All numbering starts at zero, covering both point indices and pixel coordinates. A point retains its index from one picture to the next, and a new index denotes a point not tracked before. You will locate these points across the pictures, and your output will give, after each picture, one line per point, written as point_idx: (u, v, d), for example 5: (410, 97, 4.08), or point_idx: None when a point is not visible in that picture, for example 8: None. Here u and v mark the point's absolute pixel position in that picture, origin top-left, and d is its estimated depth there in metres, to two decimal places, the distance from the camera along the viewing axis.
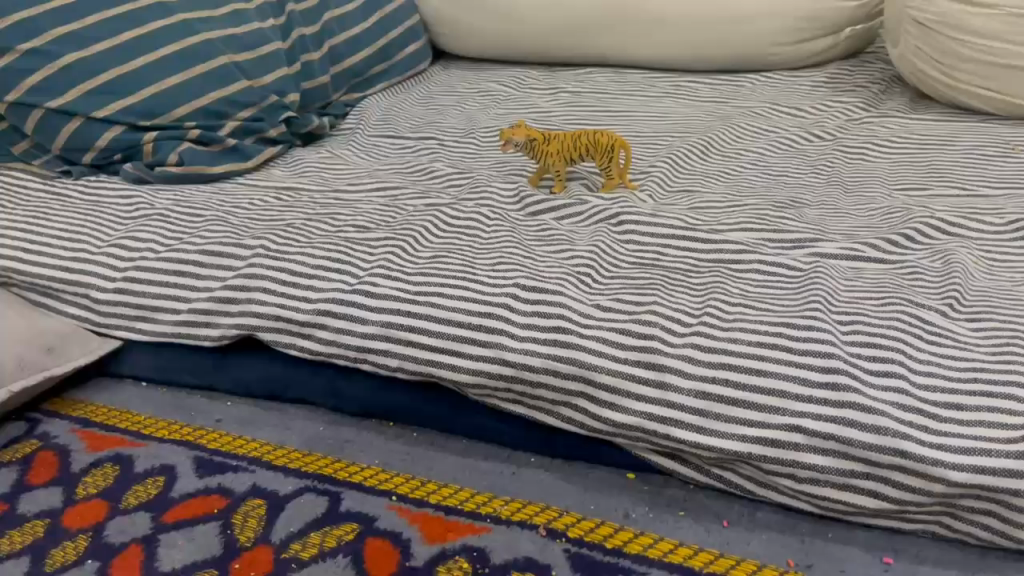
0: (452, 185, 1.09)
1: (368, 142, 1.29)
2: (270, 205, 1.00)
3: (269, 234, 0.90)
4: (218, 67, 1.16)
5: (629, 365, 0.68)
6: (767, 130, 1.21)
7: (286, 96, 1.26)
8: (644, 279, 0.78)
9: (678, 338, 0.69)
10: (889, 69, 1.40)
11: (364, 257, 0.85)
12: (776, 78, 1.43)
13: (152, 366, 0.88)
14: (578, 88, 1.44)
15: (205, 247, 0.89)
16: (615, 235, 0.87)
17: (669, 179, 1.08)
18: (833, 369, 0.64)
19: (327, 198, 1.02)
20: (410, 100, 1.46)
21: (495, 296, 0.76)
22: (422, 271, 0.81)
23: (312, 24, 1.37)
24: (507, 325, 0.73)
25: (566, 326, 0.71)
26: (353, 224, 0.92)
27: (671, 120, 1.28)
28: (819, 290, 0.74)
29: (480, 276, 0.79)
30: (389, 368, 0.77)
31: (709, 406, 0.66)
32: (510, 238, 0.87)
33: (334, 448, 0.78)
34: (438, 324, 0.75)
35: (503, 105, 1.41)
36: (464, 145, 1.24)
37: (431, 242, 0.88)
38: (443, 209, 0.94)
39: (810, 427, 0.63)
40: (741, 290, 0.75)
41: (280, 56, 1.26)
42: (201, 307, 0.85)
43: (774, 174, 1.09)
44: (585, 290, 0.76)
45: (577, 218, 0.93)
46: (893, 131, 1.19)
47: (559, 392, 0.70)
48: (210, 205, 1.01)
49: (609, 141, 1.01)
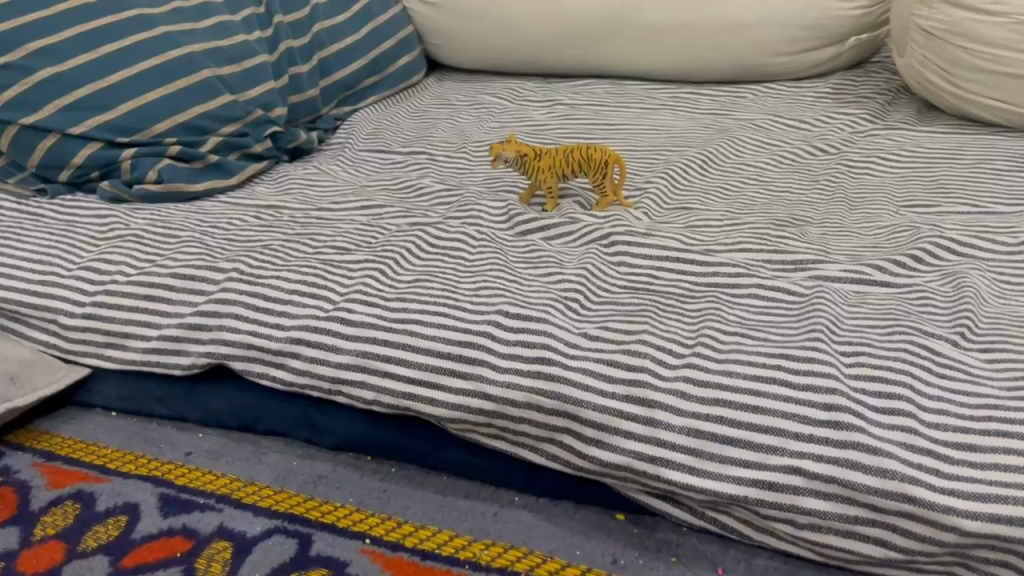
0: (440, 202, 1.05)
1: (357, 157, 1.25)
2: (250, 225, 0.96)
3: (244, 257, 0.86)
4: (200, 82, 1.12)
5: (616, 400, 0.64)
6: (769, 144, 1.17)
7: (272, 110, 1.22)
8: (635, 304, 0.74)
9: (670, 370, 0.65)
10: (896, 79, 1.35)
11: (340, 281, 0.80)
12: (778, 89, 1.39)
13: (122, 395, 0.84)
14: (574, 100, 1.40)
15: (178, 271, 0.85)
16: (606, 257, 0.83)
17: (665, 196, 1.04)
18: (835, 407, 0.60)
19: (309, 217, 0.98)
20: (402, 113, 1.42)
21: (477, 324, 0.71)
22: (401, 295, 0.77)
23: (302, 36, 1.33)
24: (489, 355, 0.69)
25: (550, 356, 0.67)
26: (333, 245, 0.88)
27: (669, 132, 1.24)
28: (821, 317, 0.69)
29: (461, 301, 0.75)
30: (365, 401, 0.73)
31: (701, 446, 0.61)
32: (496, 259, 0.83)
33: (307, 485, 0.74)
34: (416, 355, 0.71)
35: (498, 118, 1.37)
36: (454, 161, 1.20)
37: (413, 264, 0.83)
38: (427, 229, 0.90)
39: (810, 469, 0.58)
40: (738, 318, 0.70)
41: (265, 69, 1.22)
42: (170, 334, 0.81)
43: (776, 190, 1.04)
44: (572, 317, 0.72)
45: (567, 238, 0.89)
46: (901, 144, 1.14)
47: (542, 428, 0.66)
48: (187, 225, 0.97)
49: (602, 157, 0.97)
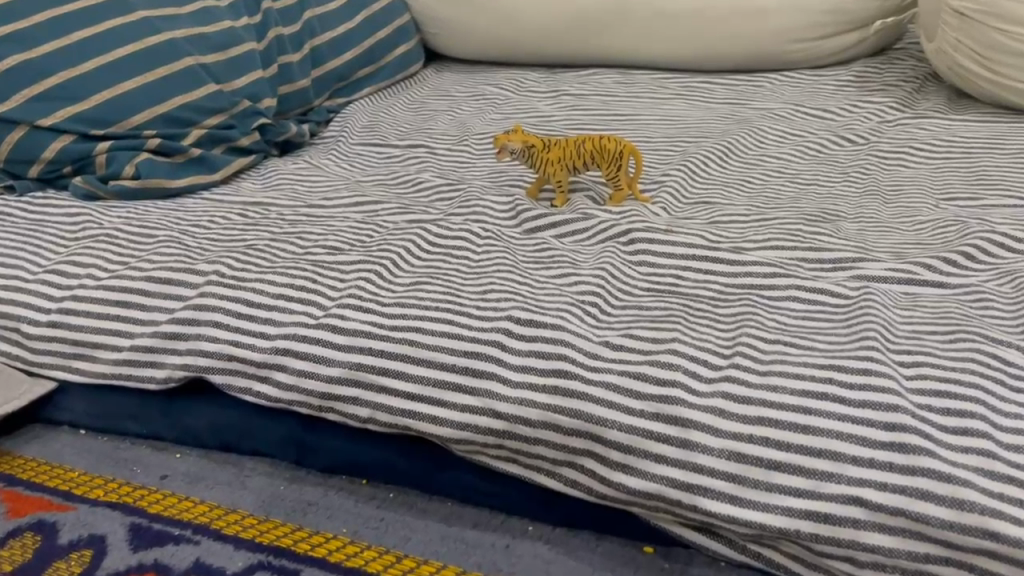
0: (441, 198, 0.97)
1: (351, 151, 1.18)
2: (234, 223, 0.89)
3: (226, 258, 0.78)
4: (181, 70, 1.05)
5: (646, 420, 0.56)
6: (792, 134, 1.09)
7: (260, 101, 1.14)
8: (661, 308, 0.66)
9: (705, 385, 0.57)
10: (923, 66, 1.28)
11: (332, 285, 0.73)
12: (797, 77, 1.31)
13: (91, 411, 0.77)
14: (581, 91, 1.33)
15: (153, 274, 0.77)
16: (626, 256, 0.75)
17: (684, 190, 0.96)
18: (898, 426, 0.52)
19: (298, 215, 0.90)
20: (399, 105, 1.34)
21: (485, 332, 0.63)
22: (400, 300, 0.69)
23: (292, 23, 1.25)
24: (499, 368, 0.61)
25: (568, 369, 0.59)
26: (324, 245, 0.80)
27: (684, 123, 1.16)
28: (874, 321, 0.61)
29: (467, 306, 0.67)
30: (359, 419, 0.65)
31: (744, 472, 0.53)
32: (504, 259, 0.75)
33: (295, 513, 0.66)
34: (416, 368, 0.63)
35: (500, 109, 1.29)
36: (455, 154, 1.12)
37: (412, 265, 0.76)
38: (428, 226, 0.82)
39: (873, 499, 0.50)
40: (778, 324, 0.63)
41: (252, 58, 1.14)
42: (144, 344, 0.73)
43: (803, 183, 0.97)
44: (590, 324, 0.64)
45: (581, 235, 0.81)
46: (934, 133, 1.07)
47: (560, 451, 0.58)
48: (166, 223, 0.89)
49: (617, 149, 0.90)
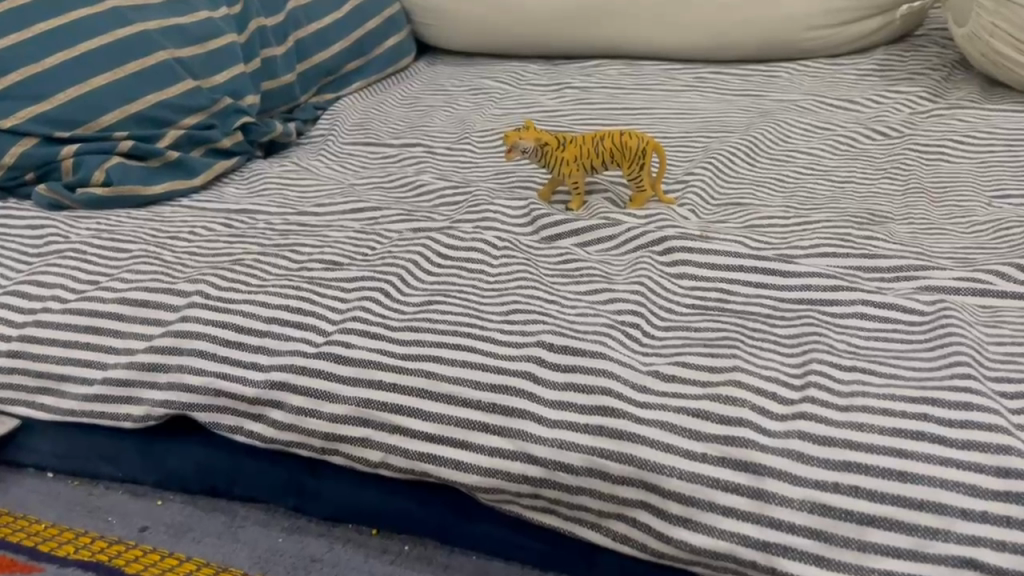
0: (445, 202, 0.88)
1: (343, 151, 1.09)
2: (218, 234, 0.80)
3: (210, 275, 0.69)
4: (155, 66, 0.95)
5: (710, 466, 0.48)
6: (819, 127, 1.01)
7: (242, 98, 1.05)
8: (713, 329, 0.58)
9: (777, 423, 0.49)
10: (948, 53, 1.20)
11: (332, 306, 0.64)
12: (814, 67, 1.24)
13: (60, 453, 0.67)
14: (586, 83, 1.24)
15: (127, 295, 0.68)
16: (663, 267, 0.67)
17: (712, 190, 0.88)
18: (1012, 473, 0.45)
19: (289, 223, 0.81)
20: (391, 101, 1.25)
21: (514, 361, 0.55)
22: (411, 323, 0.60)
23: (275, 14, 1.16)
24: (532, 404, 0.53)
25: (615, 406, 0.51)
26: (320, 258, 0.71)
27: (701, 116, 1.08)
28: (962, 342, 0.54)
29: (490, 329, 0.58)
30: (369, 463, 0.56)
31: (832, 528, 0.45)
32: (526, 273, 0.67)
33: (296, 571, 0.57)
34: (435, 404, 0.55)
35: (501, 104, 1.20)
36: (456, 153, 1.04)
37: (421, 281, 0.67)
38: (437, 234, 0.73)
39: (991, 563, 0.43)
40: (850, 347, 0.55)
41: (232, 51, 1.05)
42: (118, 378, 0.64)
43: (839, 181, 0.89)
44: (634, 350, 0.56)
45: (607, 244, 0.73)
46: (974, 124, 0.99)
47: (608, 501, 0.50)
48: (140, 235, 0.80)
49: (639, 146, 0.83)
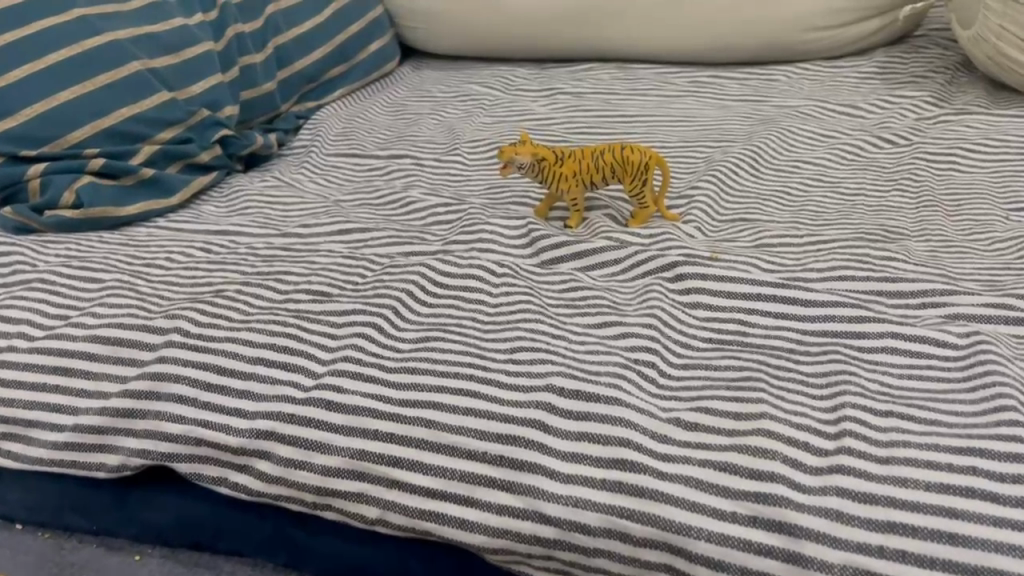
0: (437, 220, 0.84)
1: (327, 163, 1.04)
2: (197, 261, 0.74)
3: (188, 309, 0.64)
4: (128, 77, 0.90)
5: (741, 527, 0.44)
6: (824, 135, 0.98)
7: (220, 110, 1.00)
8: (734, 368, 0.54)
9: (813, 477, 0.45)
10: (950, 54, 1.17)
11: (322, 343, 0.59)
12: (813, 70, 1.20)
13: (27, 505, 0.62)
14: (578, 88, 1.20)
15: (99, 332, 0.63)
16: (675, 297, 0.63)
17: (717, 205, 0.84)
18: None
19: (274, 247, 0.77)
20: (376, 108, 1.20)
21: (521, 408, 0.51)
22: (407, 363, 0.56)
23: (254, 19, 1.11)
24: (543, 457, 0.49)
25: (634, 459, 0.47)
26: (306, 288, 0.67)
27: (700, 124, 1.04)
28: (1005, 381, 0.50)
29: (494, 370, 0.54)
30: (366, 520, 0.52)
31: None
32: (529, 304, 0.63)
33: None
34: (437, 456, 0.50)
35: (491, 111, 1.16)
36: (447, 166, 0.99)
37: (416, 314, 0.63)
38: (432, 259, 0.68)
39: None
40: (884, 388, 0.51)
41: (209, 60, 1.00)
42: (90, 424, 0.59)
43: (848, 194, 0.85)
44: (651, 393, 0.52)
45: (612, 268, 0.69)
46: (983, 131, 0.96)
47: (629, 565, 0.46)
48: (113, 262, 0.75)
49: (642, 161, 0.78)
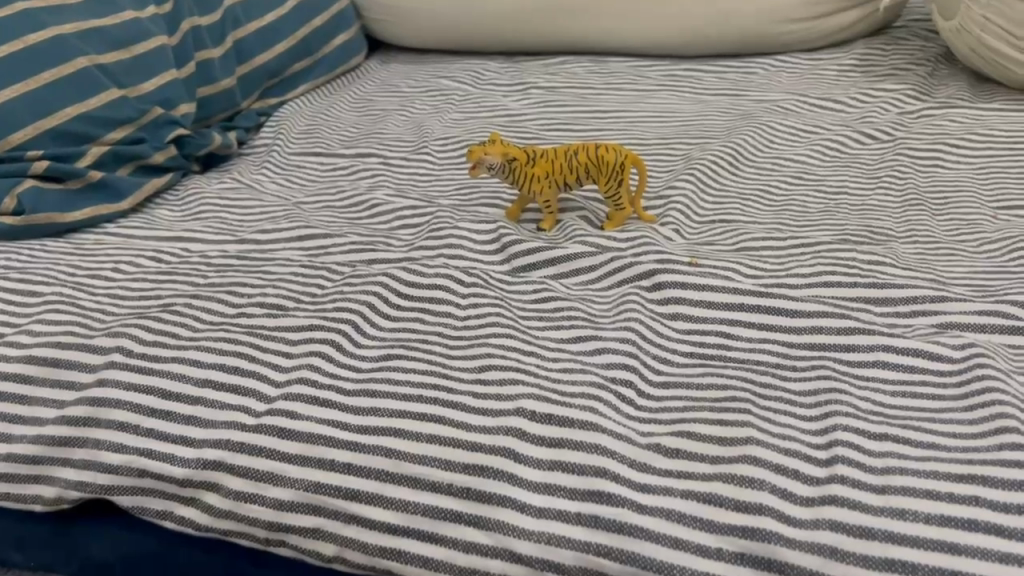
0: (404, 224, 0.80)
1: (290, 163, 1.00)
2: (147, 271, 0.70)
3: (132, 326, 0.59)
4: (75, 74, 0.85)
5: (728, 566, 0.41)
6: (805, 130, 0.94)
7: (174, 108, 0.96)
8: (717, 386, 0.50)
9: (804, 510, 0.42)
10: (930, 46, 1.14)
11: (276, 363, 0.55)
12: (792, 63, 1.17)
13: None
14: (551, 82, 1.16)
15: (37, 352, 0.58)
16: (654, 309, 0.59)
17: (696, 206, 0.80)
18: None
19: (230, 256, 0.72)
20: (342, 105, 1.16)
21: (489, 435, 0.47)
22: (367, 386, 0.52)
23: (211, 11, 1.05)
24: (513, 488, 0.45)
25: (611, 491, 0.44)
26: (261, 301, 0.62)
27: (677, 119, 1.00)
28: (1006, 399, 0.47)
29: (460, 392, 0.50)
30: (322, 557, 0.48)
31: None
32: (499, 317, 0.59)
33: None
34: (398, 489, 0.47)
35: (461, 107, 1.11)
36: (414, 165, 0.95)
37: (378, 329, 0.59)
38: (397, 268, 0.64)
39: None
40: (877, 408, 0.48)
41: (162, 56, 0.95)
42: (24, 454, 0.54)
43: (831, 193, 0.82)
44: (629, 416, 0.48)
45: (587, 276, 0.65)
46: (967, 125, 0.93)
47: None
48: (55, 272, 0.70)
49: (618, 160, 0.74)
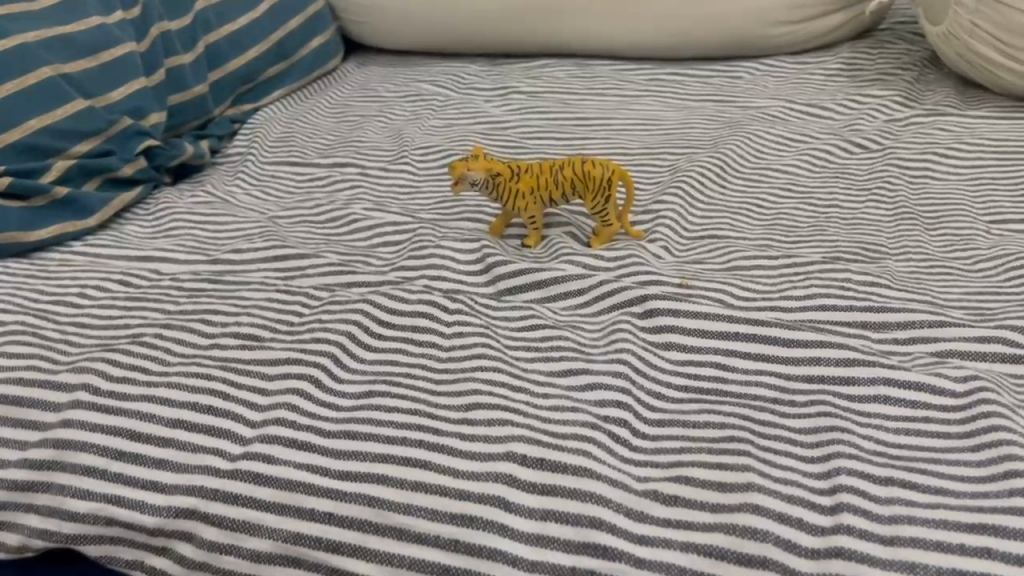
0: (384, 242, 0.77)
1: (265, 173, 0.97)
2: (115, 296, 0.67)
3: (98, 359, 0.56)
4: (38, 84, 0.82)
5: None
6: (793, 139, 0.93)
7: (144, 117, 0.92)
8: (714, 425, 0.48)
9: (810, 563, 0.40)
10: (916, 50, 1.13)
11: (252, 400, 0.53)
12: (777, 67, 1.15)
13: None
14: (533, 87, 1.13)
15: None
16: (646, 337, 0.57)
17: (684, 221, 0.78)
18: None
19: (203, 279, 0.69)
20: (318, 111, 1.13)
21: (478, 481, 0.45)
22: (348, 427, 0.49)
23: (181, 15, 1.02)
24: (504, 540, 0.43)
25: (607, 544, 0.42)
26: (235, 331, 0.60)
27: (663, 128, 0.98)
28: (1014, 439, 0.45)
29: (447, 434, 0.48)
30: None
31: None
32: (486, 347, 0.57)
33: None
34: (383, 540, 0.44)
35: (441, 113, 1.09)
36: (394, 176, 0.92)
37: (360, 362, 0.56)
38: (378, 294, 0.62)
39: None
40: (880, 449, 0.46)
41: (130, 63, 0.92)
42: None
43: (821, 206, 0.80)
44: (623, 458, 0.46)
45: (576, 300, 0.63)
46: (957, 134, 0.92)
47: None
48: (17, 299, 0.67)
49: (605, 176, 0.72)
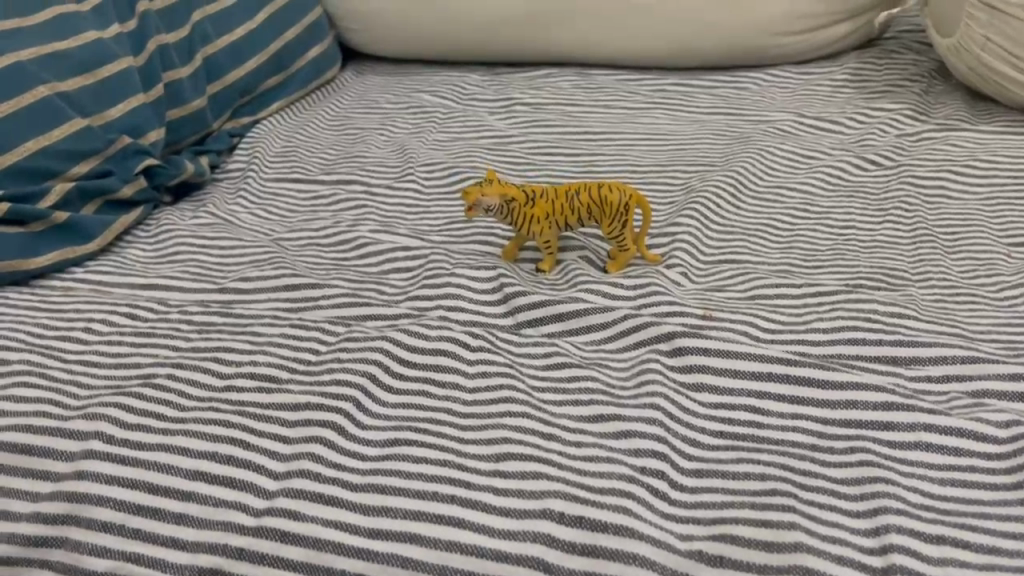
0: (396, 268, 0.75)
1: (267, 190, 0.94)
2: (123, 331, 0.65)
3: (110, 404, 0.54)
4: (34, 104, 0.79)
5: None
6: (805, 156, 0.91)
7: (143, 135, 0.90)
8: (755, 476, 0.47)
9: None
10: (923, 60, 1.12)
11: (273, 449, 0.51)
12: (783, 77, 1.14)
13: None
14: (537, 99, 1.11)
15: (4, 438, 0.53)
16: (675, 376, 0.56)
17: (701, 244, 0.77)
18: None
19: (212, 311, 0.67)
20: (318, 123, 1.10)
21: (516, 542, 0.44)
22: (375, 481, 0.48)
23: (179, 27, 0.99)
24: None
25: None
26: (250, 371, 0.58)
27: (672, 144, 0.97)
28: None
29: (480, 488, 0.47)
30: None
31: None
32: (512, 388, 0.55)
33: None
34: None
35: (444, 126, 1.07)
36: (400, 195, 0.90)
37: (383, 405, 0.54)
38: (396, 330, 0.60)
39: None
40: (926, 504, 0.45)
41: (128, 79, 0.89)
42: None
43: (838, 228, 0.79)
44: (664, 515, 0.45)
45: (599, 334, 0.61)
46: (970, 150, 0.91)
47: None
48: (20, 334, 0.64)
49: (622, 202, 0.70)
